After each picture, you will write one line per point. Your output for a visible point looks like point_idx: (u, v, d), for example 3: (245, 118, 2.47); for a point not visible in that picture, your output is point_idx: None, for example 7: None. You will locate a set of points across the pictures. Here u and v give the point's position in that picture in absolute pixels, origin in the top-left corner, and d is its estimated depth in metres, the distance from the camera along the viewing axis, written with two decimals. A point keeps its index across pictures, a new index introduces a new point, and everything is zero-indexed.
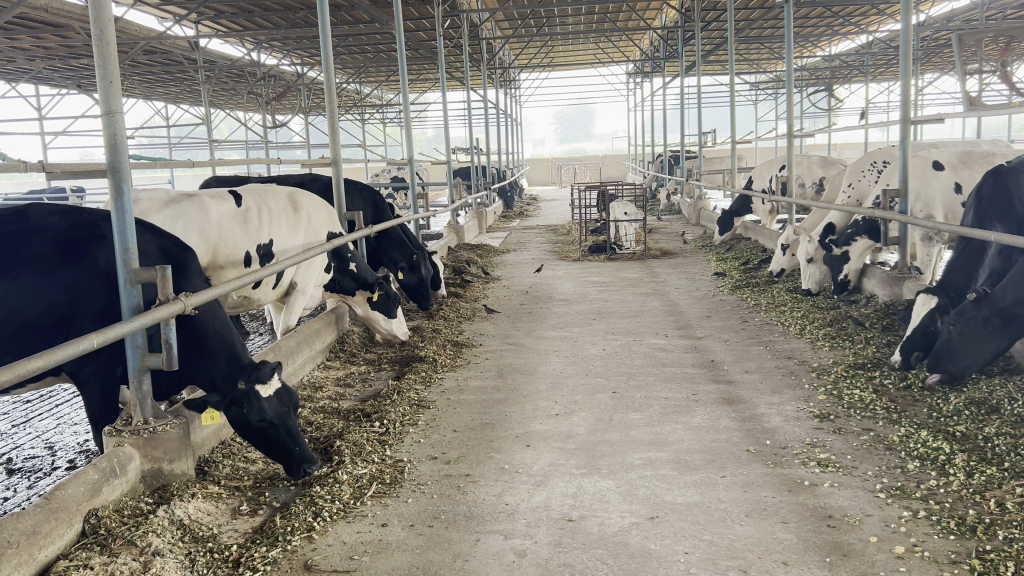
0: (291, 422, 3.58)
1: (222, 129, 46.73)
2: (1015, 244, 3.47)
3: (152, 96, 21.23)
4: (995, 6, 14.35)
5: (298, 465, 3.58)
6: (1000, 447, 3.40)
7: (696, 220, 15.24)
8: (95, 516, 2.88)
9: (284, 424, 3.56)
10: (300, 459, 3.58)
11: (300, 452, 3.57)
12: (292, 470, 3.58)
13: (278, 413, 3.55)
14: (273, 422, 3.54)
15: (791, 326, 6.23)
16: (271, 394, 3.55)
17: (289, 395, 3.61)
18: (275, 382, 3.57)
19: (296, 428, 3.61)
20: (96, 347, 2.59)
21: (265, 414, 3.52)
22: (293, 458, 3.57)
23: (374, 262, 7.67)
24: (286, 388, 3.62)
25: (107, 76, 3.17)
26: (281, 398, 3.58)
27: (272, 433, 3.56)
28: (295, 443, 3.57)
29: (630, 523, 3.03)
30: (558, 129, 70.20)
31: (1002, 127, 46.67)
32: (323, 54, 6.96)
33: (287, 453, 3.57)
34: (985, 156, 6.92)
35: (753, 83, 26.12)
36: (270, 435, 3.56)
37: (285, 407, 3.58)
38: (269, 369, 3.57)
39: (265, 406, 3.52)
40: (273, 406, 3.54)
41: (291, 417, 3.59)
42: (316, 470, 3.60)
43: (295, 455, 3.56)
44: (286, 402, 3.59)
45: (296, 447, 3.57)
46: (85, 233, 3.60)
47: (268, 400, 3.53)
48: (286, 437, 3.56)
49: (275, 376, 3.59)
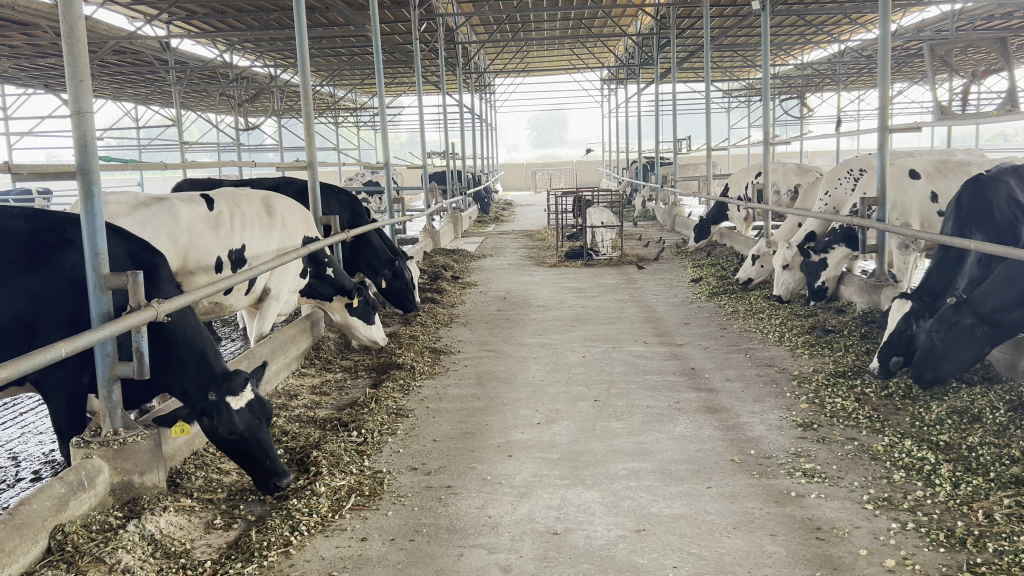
0: (262, 435, 3.50)
1: (194, 130, 46.35)
2: (996, 252, 3.44)
3: (121, 97, 20.90)
4: (966, 17, 14.54)
5: (270, 478, 3.47)
6: (985, 456, 3.38)
7: (671, 226, 15.30)
8: (61, 532, 2.77)
9: (256, 437, 3.48)
10: (273, 473, 3.48)
11: (272, 466, 3.48)
12: (263, 483, 3.48)
13: (249, 425, 3.47)
14: (244, 434, 3.46)
15: (769, 334, 6.22)
16: (243, 406, 3.48)
17: (260, 406, 3.53)
18: (247, 394, 3.51)
19: (267, 441, 3.52)
20: (64, 356, 2.47)
21: (235, 426, 3.45)
22: (265, 472, 3.47)
23: (350, 268, 7.54)
24: (258, 400, 3.54)
25: (77, 75, 3.05)
26: (252, 410, 3.51)
27: (244, 446, 3.47)
28: (267, 456, 3.48)
29: (617, 536, 2.97)
30: (533, 135, 70.65)
31: (969, 139, 47.37)
32: (299, 55, 6.81)
33: (259, 466, 3.48)
34: (962, 165, 6.94)
35: (726, 90, 26.22)
36: (241, 447, 3.48)
37: (255, 420, 3.50)
38: (242, 379, 3.51)
39: (236, 418, 3.45)
40: (244, 418, 3.47)
41: (263, 431, 3.51)
42: (289, 483, 3.50)
43: (267, 468, 3.47)
44: (256, 414, 3.51)
45: (268, 461, 3.48)
46: (51, 237, 3.48)
47: (239, 413, 3.47)
48: (257, 450, 3.47)
49: (248, 387, 3.52)
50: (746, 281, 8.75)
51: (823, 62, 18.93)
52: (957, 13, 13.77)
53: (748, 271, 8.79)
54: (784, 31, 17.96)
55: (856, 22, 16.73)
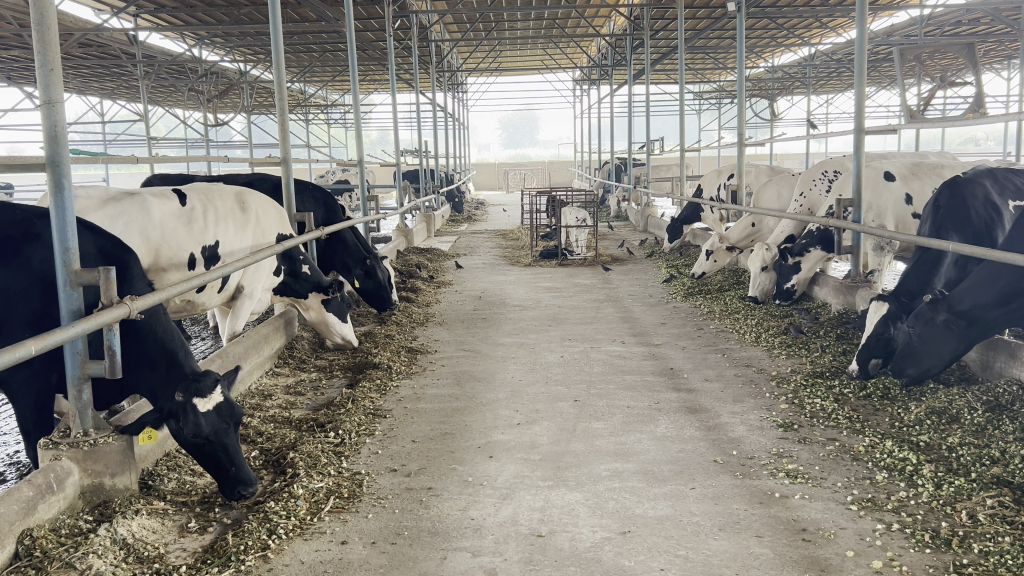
0: (229, 440, 3.31)
1: (159, 128, 45.68)
2: (974, 253, 3.40)
3: (87, 91, 20.44)
4: (934, 22, 14.72)
5: (234, 486, 3.31)
6: (965, 457, 3.40)
7: (643, 227, 15.35)
8: (29, 537, 2.68)
9: (222, 442, 3.28)
10: (239, 480, 3.31)
11: (237, 473, 3.30)
12: (228, 490, 3.32)
13: (215, 428, 3.27)
14: (209, 438, 3.26)
15: (746, 334, 6.24)
16: (210, 408, 3.27)
17: (229, 409, 3.32)
18: (215, 396, 3.30)
19: (235, 446, 3.34)
20: (33, 354, 2.37)
21: (201, 429, 3.25)
22: (230, 479, 3.31)
23: (325, 265, 7.41)
24: (228, 403, 3.34)
25: (47, 65, 2.95)
26: (221, 412, 3.30)
27: (210, 450, 3.29)
28: (233, 462, 3.31)
29: (602, 539, 2.93)
30: (503, 134, 70.95)
31: (936, 140, 47.97)
32: (273, 49, 6.65)
33: (225, 472, 3.32)
34: (936, 168, 7.02)
35: (698, 92, 26.39)
36: (207, 451, 3.30)
37: (223, 423, 3.30)
38: (210, 381, 3.32)
39: (202, 420, 3.25)
40: (210, 421, 3.27)
41: (230, 435, 3.32)
42: (255, 491, 3.33)
43: (232, 475, 3.30)
44: (225, 417, 3.31)
45: (233, 467, 3.31)
46: (18, 231, 3.35)
47: (206, 415, 3.26)
48: (224, 455, 3.30)
49: (217, 389, 3.33)
50: (700, 274, 9.13)
51: (795, 65, 19.05)
52: (926, 19, 13.91)
53: (702, 265, 9.19)
54: (756, 34, 18.07)
55: (827, 26, 16.84)
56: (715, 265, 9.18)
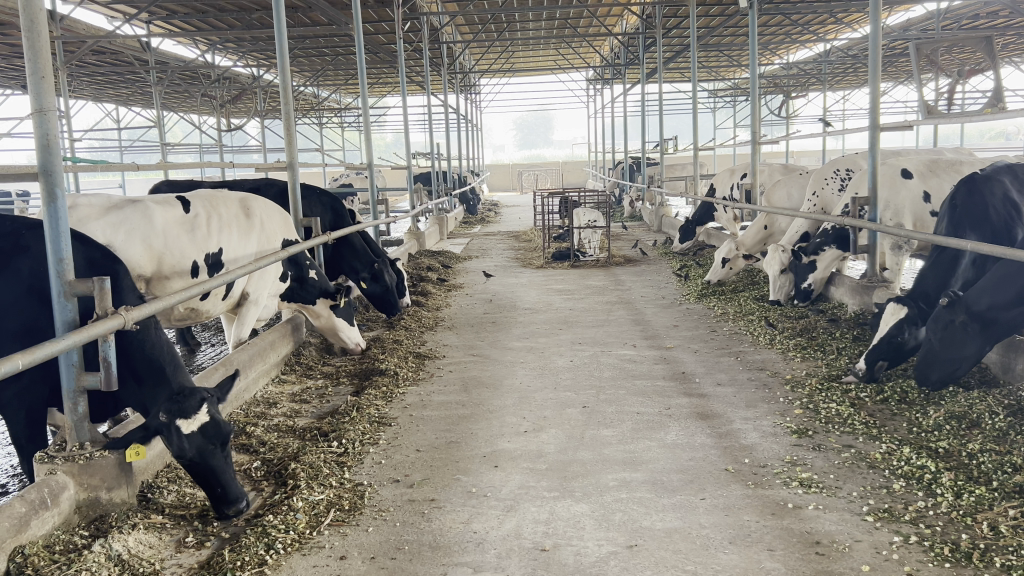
0: (216, 460, 3.22)
1: (176, 132, 46.11)
2: (993, 253, 3.25)
3: (102, 98, 20.55)
4: (950, 16, 14.52)
5: (222, 505, 3.23)
6: (987, 464, 3.28)
7: (658, 227, 15.24)
8: (21, 554, 2.62)
9: (209, 462, 3.20)
10: (227, 500, 3.23)
11: (225, 493, 3.22)
12: (216, 508, 3.24)
13: (201, 450, 3.18)
14: (194, 459, 3.18)
15: (760, 336, 6.11)
16: (195, 429, 3.18)
17: (216, 429, 3.22)
18: (200, 416, 3.20)
19: (222, 466, 3.25)
20: (21, 368, 2.28)
21: (185, 451, 3.16)
22: (218, 498, 3.23)
23: (333, 270, 7.36)
24: (215, 422, 3.23)
25: (38, 72, 2.89)
26: (206, 433, 3.20)
27: (195, 470, 3.21)
28: (221, 482, 3.23)
29: (608, 553, 2.84)
30: (518, 136, 71.13)
31: (954, 135, 47.50)
32: (279, 54, 6.55)
33: (212, 491, 3.23)
34: (953, 165, 6.87)
35: (712, 92, 26.26)
36: (194, 471, 3.22)
37: (209, 443, 3.20)
38: (196, 401, 3.23)
39: (185, 443, 3.16)
40: (195, 442, 3.17)
41: (217, 456, 3.23)
42: (245, 511, 3.26)
43: (220, 495, 3.22)
44: (211, 438, 3.21)
45: (221, 487, 3.23)
46: (6, 243, 3.31)
47: (190, 437, 3.17)
48: (211, 475, 3.21)
49: (202, 409, 3.22)
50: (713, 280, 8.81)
51: (809, 61, 18.84)
52: (944, 12, 13.69)
53: (716, 271, 8.85)
54: (770, 31, 17.93)
55: (842, 21, 16.66)
56: (729, 272, 8.85)
